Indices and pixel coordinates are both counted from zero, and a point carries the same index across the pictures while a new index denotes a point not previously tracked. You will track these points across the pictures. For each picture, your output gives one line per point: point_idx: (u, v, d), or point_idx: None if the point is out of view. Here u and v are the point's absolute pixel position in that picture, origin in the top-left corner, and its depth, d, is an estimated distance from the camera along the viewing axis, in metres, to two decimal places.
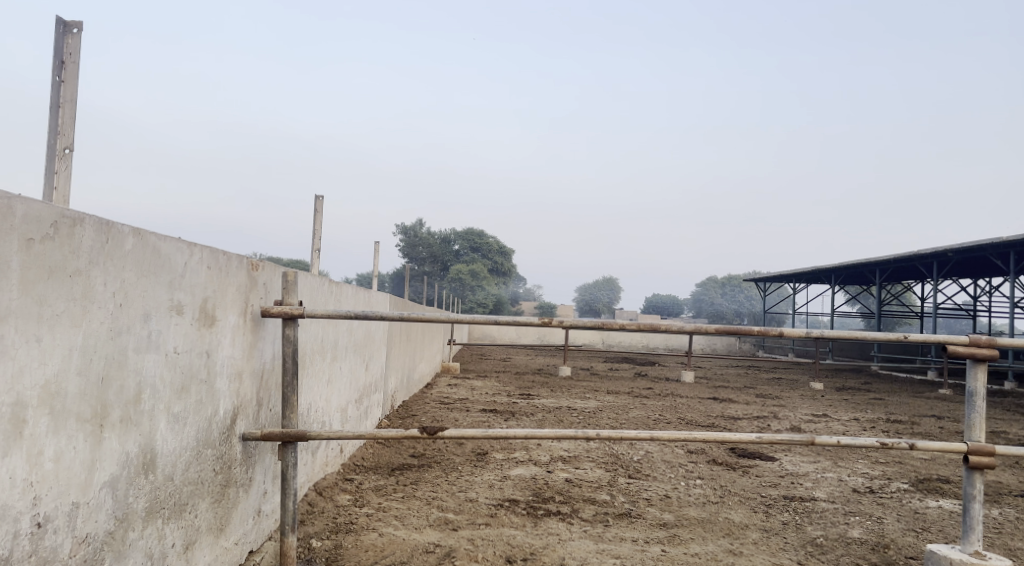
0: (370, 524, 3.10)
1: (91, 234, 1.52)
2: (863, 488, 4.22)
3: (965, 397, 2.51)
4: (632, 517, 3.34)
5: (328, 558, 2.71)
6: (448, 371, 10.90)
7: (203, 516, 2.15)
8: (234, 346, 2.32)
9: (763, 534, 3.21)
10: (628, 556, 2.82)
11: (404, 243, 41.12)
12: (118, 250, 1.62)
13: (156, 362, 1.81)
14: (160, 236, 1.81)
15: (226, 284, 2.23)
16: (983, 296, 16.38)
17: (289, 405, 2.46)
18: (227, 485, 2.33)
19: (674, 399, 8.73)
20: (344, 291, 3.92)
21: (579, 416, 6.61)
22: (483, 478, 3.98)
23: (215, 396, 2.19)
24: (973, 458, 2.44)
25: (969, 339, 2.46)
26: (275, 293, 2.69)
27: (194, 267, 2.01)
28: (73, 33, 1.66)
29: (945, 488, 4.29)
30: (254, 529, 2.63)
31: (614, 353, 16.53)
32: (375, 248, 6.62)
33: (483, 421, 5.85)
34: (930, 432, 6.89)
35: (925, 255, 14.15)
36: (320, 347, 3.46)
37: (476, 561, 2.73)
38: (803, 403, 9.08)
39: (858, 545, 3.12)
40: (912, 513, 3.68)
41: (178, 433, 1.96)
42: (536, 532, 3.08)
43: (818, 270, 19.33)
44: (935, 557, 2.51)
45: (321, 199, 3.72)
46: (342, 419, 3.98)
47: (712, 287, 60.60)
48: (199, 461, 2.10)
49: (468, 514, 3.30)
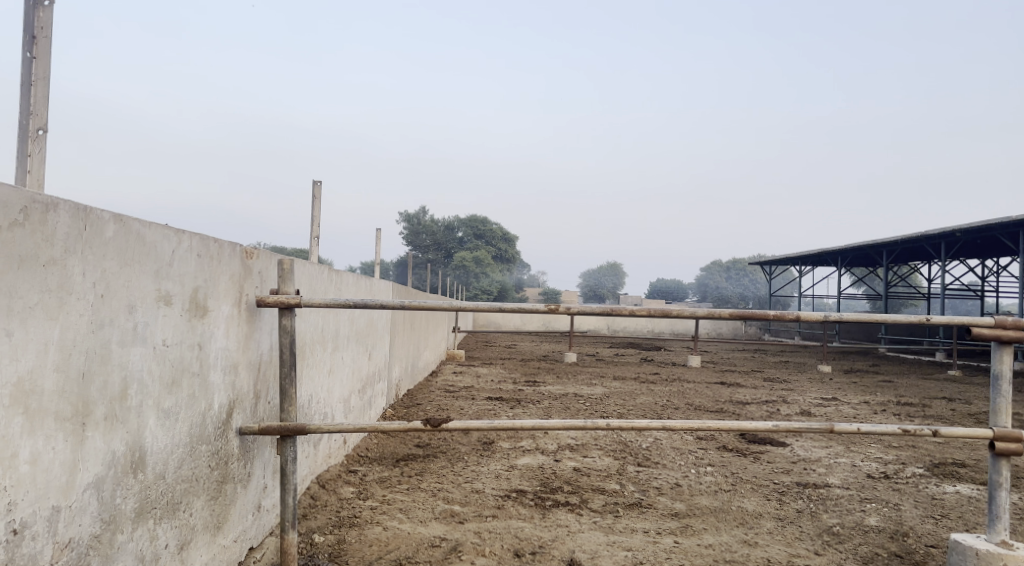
0: (375, 517, 3.02)
1: (66, 220, 1.43)
2: (878, 473, 4.13)
3: (990, 380, 2.41)
4: (642, 507, 3.26)
5: (332, 553, 2.64)
6: (453, 359, 10.87)
7: (198, 515, 2.07)
8: (228, 338, 2.23)
9: (779, 522, 3.12)
10: (641, 548, 2.74)
11: (407, 230, 41.19)
12: (98, 237, 1.52)
13: (144, 355, 1.72)
14: (144, 222, 1.71)
15: (218, 272, 2.14)
16: (991, 276, 16.21)
17: (287, 398, 2.37)
18: (224, 481, 2.25)
19: (682, 384, 8.66)
20: (345, 279, 3.83)
21: (586, 403, 6.53)
22: (490, 468, 3.91)
23: (209, 390, 2.10)
24: (999, 445, 2.34)
25: (993, 321, 2.35)
26: (271, 282, 2.59)
27: (183, 255, 1.92)
28: (45, 6, 1.59)
29: (962, 472, 4.20)
30: (254, 525, 2.55)
31: (619, 339, 16.47)
32: (375, 236, 6.54)
33: (489, 409, 5.78)
34: (942, 414, 6.80)
35: (932, 235, 13.97)
36: (320, 337, 3.37)
37: (484, 555, 2.65)
38: (811, 386, 9.00)
39: (877, 533, 3.03)
40: (930, 499, 3.59)
41: (169, 428, 1.87)
42: (546, 523, 3.00)
43: (823, 252, 19.26)
44: (960, 548, 2.41)
45: (318, 184, 3.62)
46: (344, 409, 3.91)
47: (716, 271, 60.29)
48: (193, 458, 2.02)
49: (474, 506, 3.22)
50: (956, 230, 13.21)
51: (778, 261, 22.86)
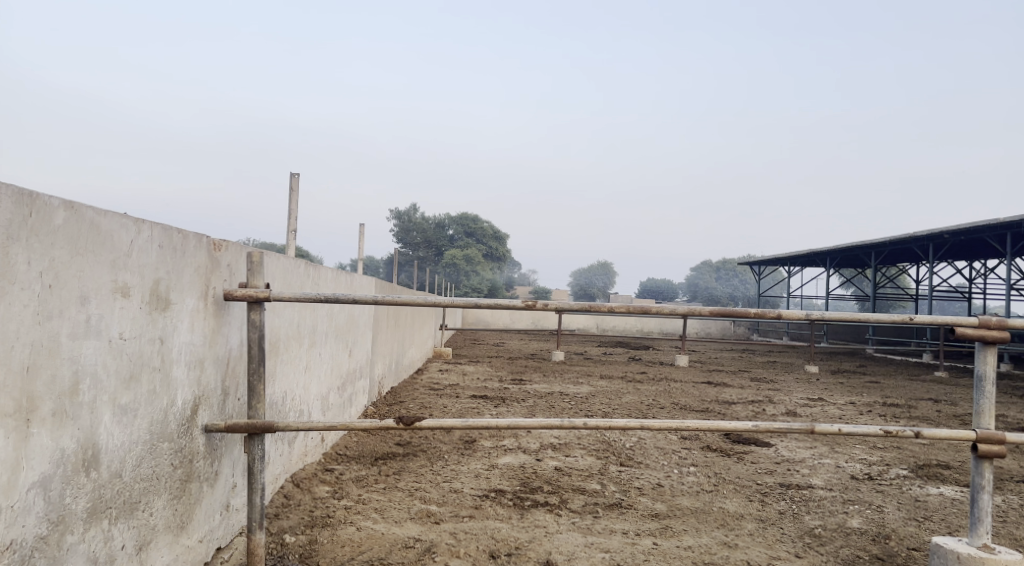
0: (348, 517, 2.96)
1: (8, 205, 1.37)
2: (862, 474, 4.10)
3: (974, 381, 2.37)
4: (622, 508, 3.21)
5: (302, 554, 2.58)
6: (440, 357, 10.79)
7: (159, 514, 2.00)
8: (194, 332, 2.16)
9: (760, 524, 3.08)
10: (619, 550, 2.69)
11: (398, 228, 41.06)
12: (45, 225, 1.46)
13: (98, 349, 1.65)
14: (98, 210, 1.64)
15: (183, 264, 2.07)
16: (978, 278, 16.24)
17: (255, 395, 2.29)
18: (188, 480, 2.18)
19: (668, 383, 8.62)
20: (323, 273, 3.76)
21: (571, 402, 6.48)
22: (470, 468, 3.85)
23: (172, 386, 2.03)
24: (982, 447, 2.30)
25: (978, 321, 2.31)
26: (240, 276, 2.53)
27: (144, 245, 1.85)
28: None
29: (946, 473, 4.17)
30: (222, 525, 2.47)
31: (608, 337, 16.45)
32: (359, 232, 6.49)
33: (472, 408, 5.72)
34: (928, 415, 6.78)
35: (921, 236, 13.99)
36: (296, 333, 3.30)
37: (458, 556, 2.59)
38: (798, 386, 8.99)
39: (859, 535, 2.99)
40: (913, 501, 3.56)
41: (127, 425, 1.80)
42: (524, 524, 2.95)
43: (812, 253, 19.31)
44: (943, 551, 2.38)
45: (296, 177, 3.55)
46: (322, 407, 3.83)
47: (707, 271, 60.33)
48: (154, 456, 1.95)
49: (451, 506, 3.16)
50: (945, 231, 13.22)
51: (767, 261, 22.92)
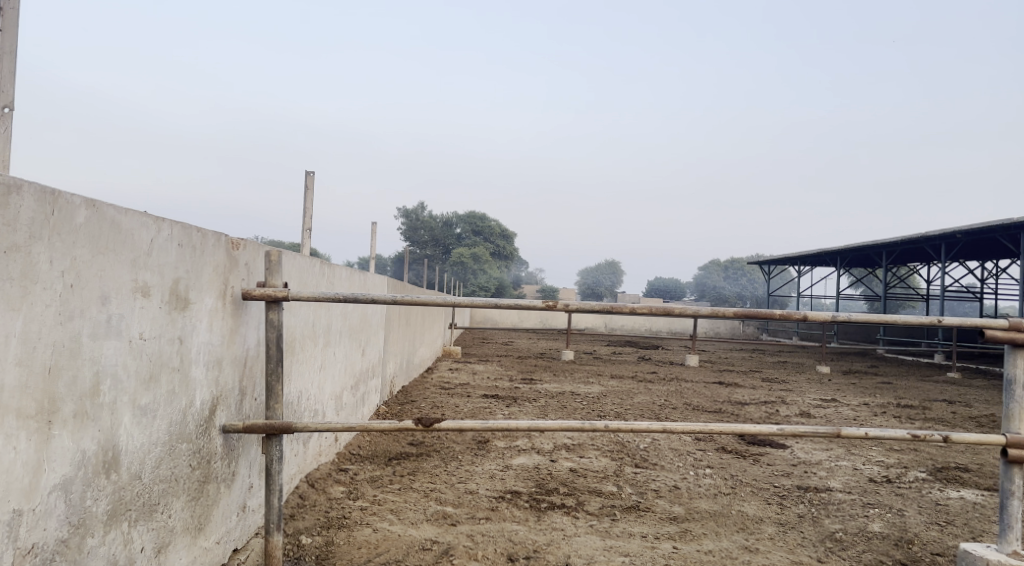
0: (364, 518, 2.93)
1: (31, 205, 1.34)
2: (879, 477, 4.05)
3: (1003, 384, 2.32)
4: (640, 510, 3.17)
5: (319, 555, 2.55)
6: (449, 355, 10.77)
7: (177, 516, 1.98)
8: (212, 331, 2.13)
9: (780, 528, 3.04)
10: (638, 553, 2.65)
11: (407, 227, 41.15)
12: (68, 223, 1.43)
13: (118, 349, 1.62)
14: (119, 208, 1.61)
15: (201, 262, 2.04)
16: (991, 278, 16.09)
17: (273, 395, 2.27)
18: (206, 481, 2.15)
19: (680, 383, 8.56)
20: (338, 273, 3.74)
21: (583, 402, 6.44)
22: (484, 469, 3.82)
23: (191, 385, 2.01)
24: (1013, 451, 2.25)
25: (1009, 323, 2.26)
26: (258, 275, 2.50)
27: (163, 244, 1.82)
28: None
29: (965, 477, 4.12)
30: (239, 525, 2.45)
31: (617, 337, 16.42)
32: (370, 231, 6.47)
33: (484, 408, 5.69)
34: (944, 417, 6.70)
35: (934, 236, 13.87)
36: (310, 332, 3.27)
37: (476, 559, 2.56)
38: (811, 387, 8.91)
39: (881, 539, 2.95)
40: (934, 504, 3.50)
41: (146, 426, 1.78)
42: (540, 527, 2.91)
43: (823, 253, 19.19)
44: (971, 558, 2.33)
45: (311, 175, 3.52)
46: (336, 406, 3.81)
47: (716, 271, 60.08)
48: (172, 457, 1.93)
49: (467, 508, 3.13)
50: (959, 232, 13.10)
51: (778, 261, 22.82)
